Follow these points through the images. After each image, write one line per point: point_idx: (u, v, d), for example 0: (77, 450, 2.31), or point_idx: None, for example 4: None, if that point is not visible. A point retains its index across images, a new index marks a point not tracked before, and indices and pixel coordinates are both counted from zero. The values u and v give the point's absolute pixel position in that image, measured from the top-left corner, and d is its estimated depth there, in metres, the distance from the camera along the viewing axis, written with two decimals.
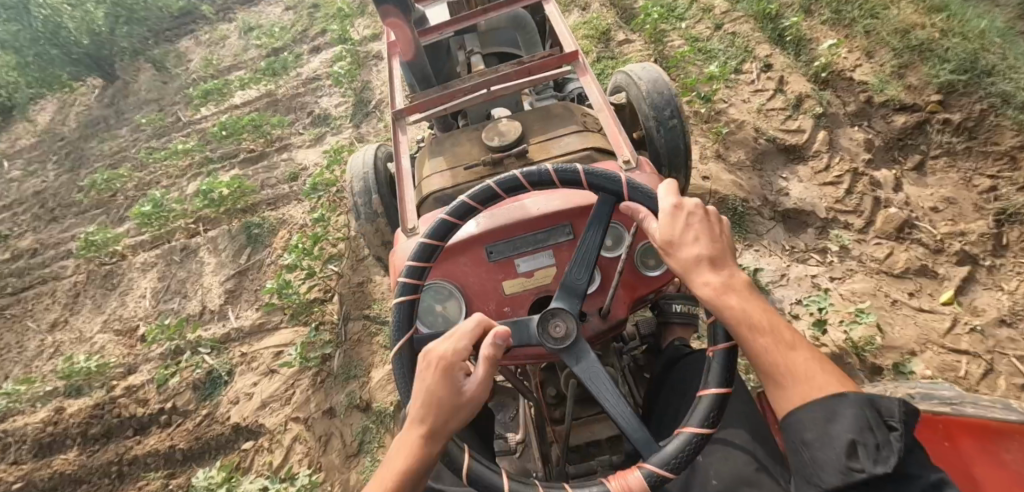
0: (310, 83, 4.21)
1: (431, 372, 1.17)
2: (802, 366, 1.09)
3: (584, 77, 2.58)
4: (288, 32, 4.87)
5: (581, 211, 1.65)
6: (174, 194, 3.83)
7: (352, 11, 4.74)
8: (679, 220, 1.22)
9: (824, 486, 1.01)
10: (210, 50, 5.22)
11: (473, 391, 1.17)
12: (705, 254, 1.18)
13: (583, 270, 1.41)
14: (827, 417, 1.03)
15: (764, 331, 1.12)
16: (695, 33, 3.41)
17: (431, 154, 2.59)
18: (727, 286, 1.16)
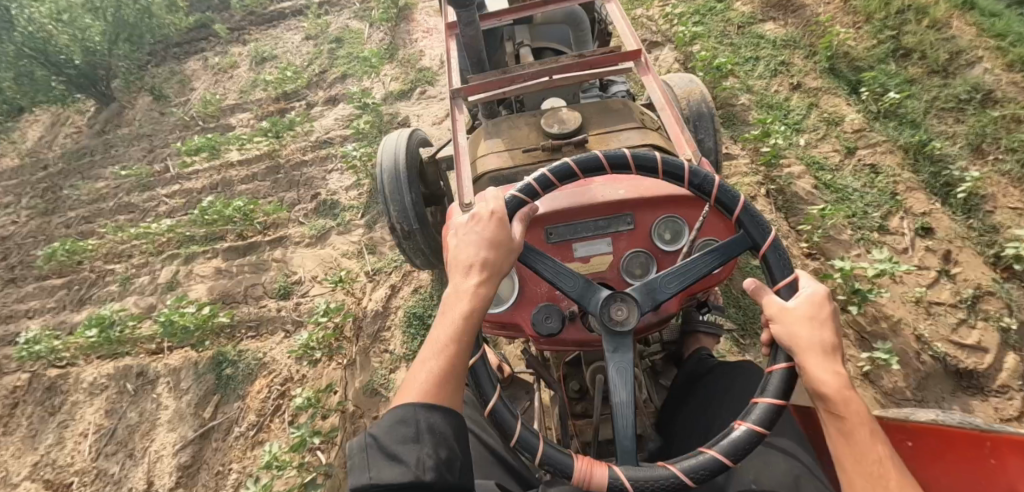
0: (320, 147, 3.49)
1: (484, 231, 1.31)
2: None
3: (649, 74, 2.47)
4: (304, 72, 4.19)
5: (648, 201, 1.58)
6: (143, 280, 3.17)
7: (380, 55, 4.03)
8: (824, 304, 1.21)
9: None
10: (216, 81, 4.56)
11: (509, 243, 1.32)
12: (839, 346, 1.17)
13: (675, 280, 1.35)
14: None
15: (879, 442, 1.08)
16: (816, 155, 2.58)
17: (484, 135, 2.45)
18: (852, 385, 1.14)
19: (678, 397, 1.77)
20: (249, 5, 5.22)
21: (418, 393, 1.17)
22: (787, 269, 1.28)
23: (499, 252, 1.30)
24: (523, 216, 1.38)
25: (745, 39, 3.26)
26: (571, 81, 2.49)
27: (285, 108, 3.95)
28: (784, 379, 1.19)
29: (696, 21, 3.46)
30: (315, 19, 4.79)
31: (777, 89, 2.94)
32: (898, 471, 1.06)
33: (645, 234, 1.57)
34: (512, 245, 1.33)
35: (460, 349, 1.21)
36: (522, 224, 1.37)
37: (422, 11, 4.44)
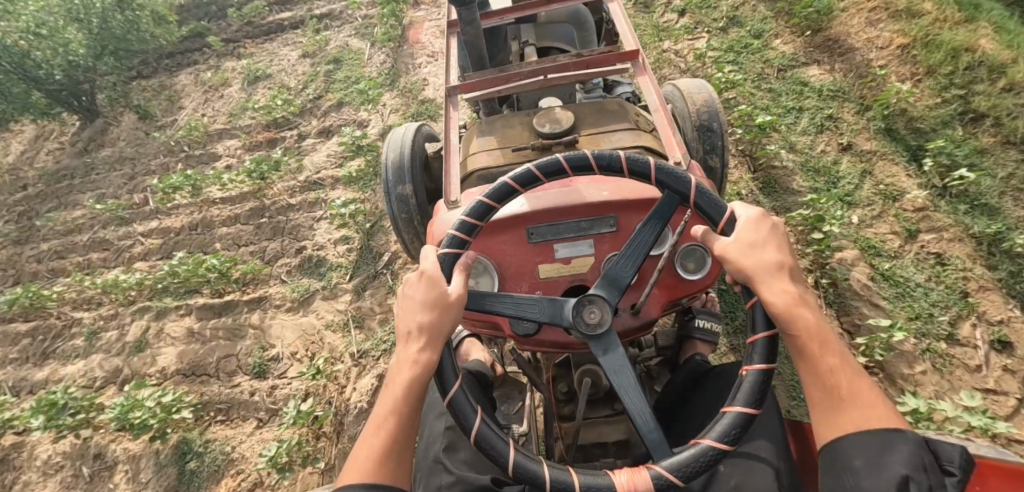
0: (308, 190, 3.15)
1: (421, 294, 1.31)
2: (867, 401, 1.12)
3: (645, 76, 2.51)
4: (298, 98, 3.87)
5: (629, 203, 1.60)
6: (111, 334, 2.89)
7: (380, 81, 3.72)
8: (762, 227, 1.29)
9: None
10: (205, 100, 4.26)
11: (450, 298, 1.32)
12: (786, 262, 1.25)
13: (633, 255, 1.40)
14: (886, 452, 1.05)
15: (832, 349, 1.17)
16: (872, 237, 2.24)
17: (481, 132, 2.59)
18: (804, 299, 1.21)
19: (676, 404, 1.66)
20: (248, 14, 4.96)
21: (363, 473, 1.17)
22: (721, 208, 1.33)
23: (437, 316, 1.30)
24: (464, 268, 1.38)
25: (785, 85, 2.91)
26: (566, 82, 2.56)
27: (276, 138, 3.62)
28: (759, 310, 1.24)
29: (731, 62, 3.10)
30: (314, 35, 4.51)
31: (824, 148, 2.59)
32: (850, 374, 1.15)
33: (626, 237, 1.60)
34: (450, 301, 1.31)
35: (400, 420, 1.23)
36: (460, 277, 1.36)
37: (428, 31, 4.12)
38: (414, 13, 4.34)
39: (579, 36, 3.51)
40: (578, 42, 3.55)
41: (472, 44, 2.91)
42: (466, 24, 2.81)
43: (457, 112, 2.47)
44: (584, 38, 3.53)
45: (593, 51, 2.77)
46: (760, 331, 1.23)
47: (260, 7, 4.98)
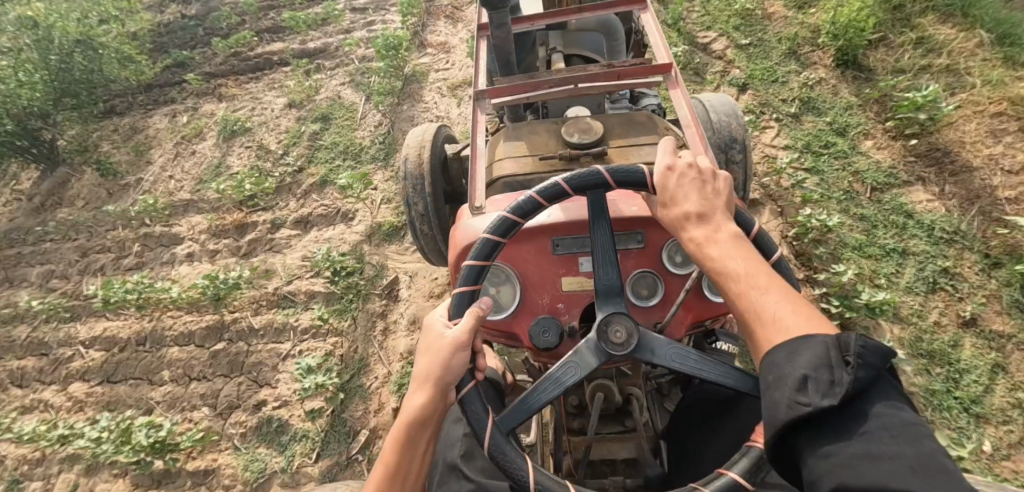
0: (276, 308, 2.57)
1: (428, 337, 1.26)
2: (779, 314, 1.00)
3: (679, 89, 2.23)
4: (275, 169, 3.22)
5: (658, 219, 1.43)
6: (35, 487, 2.38)
7: (373, 152, 3.14)
8: (671, 175, 1.22)
9: (774, 425, 0.88)
10: (175, 155, 3.69)
11: (452, 345, 1.21)
12: (697, 192, 1.20)
13: (607, 247, 1.27)
14: (786, 357, 0.92)
15: (740, 274, 1.08)
16: (1013, 480, 1.68)
17: (504, 137, 2.23)
18: (716, 238, 1.13)
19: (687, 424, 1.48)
20: (233, 45, 4.49)
21: None
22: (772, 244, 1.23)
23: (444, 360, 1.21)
24: (474, 310, 1.23)
25: (880, 210, 2.28)
26: (595, 90, 2.29)
27: (247, 220, 3.01)
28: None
29: (802, 181, 2.40)
30: (303, 79, 3.94)
31: (938, 320, 2.00)
32: (761, 292, 1.04)
33: (653, 254, 1.43)
34: (445, 344, 1.22)
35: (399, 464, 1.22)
36: (467, 322, 1.22)
37: (433, 84, 3.51)
38: (417, 58, 3.75)
39: (610, 45, 3.03)
40: (609, 51, 3.07)
41: (499, 48, 2.53)
42: (497, 26, 2.42)
43: (482, 113, 2.14)
44: (615, 48, 3.09)
45: (626, 60, 2.51)
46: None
47: (246, 38, 4.51)
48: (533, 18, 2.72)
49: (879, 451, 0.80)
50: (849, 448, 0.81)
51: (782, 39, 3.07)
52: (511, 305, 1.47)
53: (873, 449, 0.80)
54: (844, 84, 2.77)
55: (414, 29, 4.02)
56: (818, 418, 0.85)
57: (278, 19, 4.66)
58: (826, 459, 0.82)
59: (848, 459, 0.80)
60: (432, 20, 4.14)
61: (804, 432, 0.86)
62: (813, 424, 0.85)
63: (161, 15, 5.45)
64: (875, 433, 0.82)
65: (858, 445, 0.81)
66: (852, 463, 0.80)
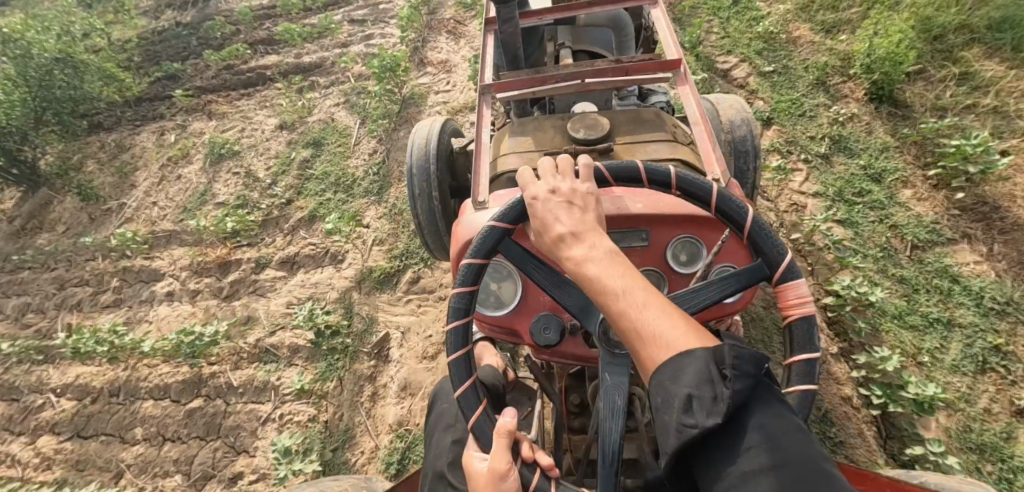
0: (257, 362, 2.37)
1: (474, 478, 1.20)
2: (660, 331, 0.99)
3: (688, 86, 2.18)
4: (262, 200, 3.02)
5: (663, 218, 1.44)
6: None
7: (366, 182, 2.91)
8: (541, 201, 1.21)
9: (670, 450, 0.92)
10: (160, 179, 3.49)
11: (493, 475, 1.17)
12: (564, 210, 1.19)
13: (545, 277, 1.27)
14: (672, 379, 0.93)
15: (620, 290, 1.05)
16: None
17: (510, 132, 2.23)
18: (589, 257, 1.11)
19: None
20: (226, 58, 4.33)
21: None
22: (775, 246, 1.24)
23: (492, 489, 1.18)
24: (501, 430, 1.20)
25: (921, 272, 2.07)
26: (601, 87, 2.22)
27: (231, 257, 2.80)
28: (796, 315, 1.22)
29: (838, 240, 2.16)
30: (296, 97, 3.73)
31: (988, 406, 1.79)
32: (639, 310, 1.02)
33: (656, 252, 1.46)
34: (491, 478, 1.17)
35: None
36: (500, 445, 1.19)
37: (432, 108, 3.29)
38: (416, 78, 3.53)
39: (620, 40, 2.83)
40: (619, 47, 2.86)
41: (506, 44, 2.47)
42: (503, 22, 2.36)
43: (486, 107, 2.10)
44: (623, 43, 2.85)
45: (634, 56, 2.44)
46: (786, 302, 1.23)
47: (238, 52, 4.33)
48: (542, 12, 2.54)
49: (760, 462, 0.86)
50: (735, 464, 0.87)
51: (809, 68, 2.85)
52: (513, 303, 1.50)
53: (755, 461, 0.87)
54: (879, 121, 2.54)
55: (414, 45, 3.83)
56: (705, 436, 0.89)
57: (274, 32, 4.47)
58: (718, 479, 0.88)
59: (739, 478, 0.86)
60: (433, 35, 3.93)
61: (696, 450, 0.91)
62: (702, 442, 0.90)
63: (155, 24, 5.27)
64: (756, 444, 0.88)
65: (739, 460, 0.87)
66: (740, 480, 0.85)
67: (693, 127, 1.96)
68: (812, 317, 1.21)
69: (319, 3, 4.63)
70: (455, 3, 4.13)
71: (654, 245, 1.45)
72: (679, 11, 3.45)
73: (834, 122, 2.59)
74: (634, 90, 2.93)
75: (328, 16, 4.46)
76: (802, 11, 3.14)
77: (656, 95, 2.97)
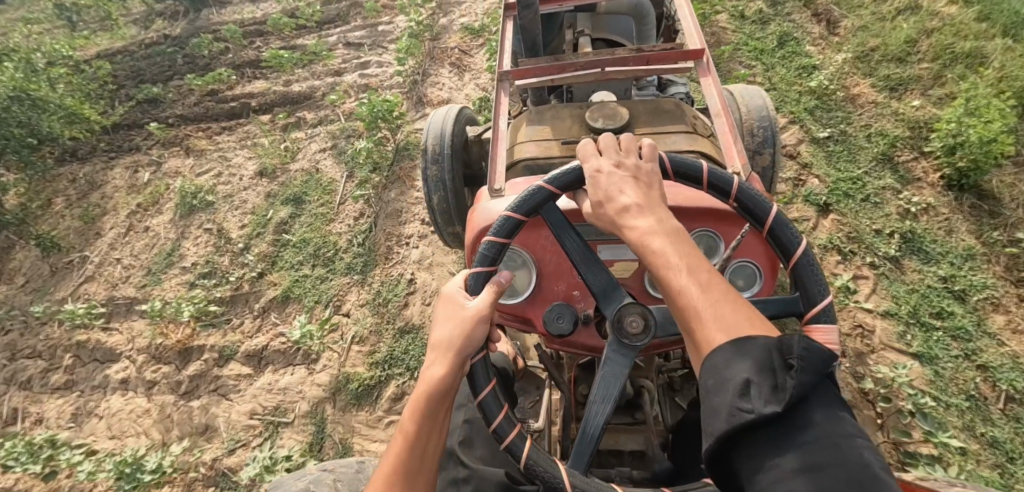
0: (212, 489, 2.03)
1: (456, 304, 1.17)
2: (722, 312, 0.89)
3: (707, 77, 2.11)
4: (232, 269, 2.66)
5: (683, 211, 1.35)
6: None
7: (348, 254, 2.52)
8: (604, 171, 1.10)
9: (714, 434, 0.81)
10: (127, 229, 3.14)
11: (475, 318, 1.13)
12: (625, 177, 1.08)
13: (577, 253, 1.21)
14: (728, 362, 0.83)
15: (683, 267, 0.94)
16: None
17: (526, 120, 2.13)
18: (653, 229, 0.99)
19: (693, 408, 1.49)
20: (208, 82, 3.96)
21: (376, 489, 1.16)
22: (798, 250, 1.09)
23: (466, 332, 1.13)
24: (495, 283, 1.17)
25: (1018, 434, 1.68)
26: (622, 75, 2.16)
27: (194, 341, 2.44)
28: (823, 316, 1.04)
29: (925, 404, 1.71)
30: (280, 136, 3.35)
31: None
32: (703, 289, 0.91)
33: None
34: (472, 314, 1.13)
35: (416, 443, 1.14)
36: (488, 294, 1.15)
37: None
38: (413, 121, 3.15)
39: (639, 30, 2.78)
40: (638, 35, 2.83)
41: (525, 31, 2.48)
42: (523, 7, 2.45)
43: (504, 94, 2.05)
44: (642, 32, 2.80)
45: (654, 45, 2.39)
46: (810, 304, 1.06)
47: (221, 76, 3.97)
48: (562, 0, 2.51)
49: (818, 462, 0.74)
50: (787, 459, 0.75)
51: (872, 136, 2.42)
52: (526, 291, 1.39)
53: (813, 460, 0.75)
54: (959, 216, 2.12)
55: (414, 77, 3.43)
56: (758, 427, 0.78)
57: (264, 55, 4.11)
58: (761, 468, 0.77)
59: (786, 473, 0.74)
60: (434, 65, 3.53)
61: (744, 441, 0.79)
62: (752, 433, 0.78)
63: (146, 35, 4.95)
64: (815, 444, 0.76)
65: (794, 457, 0.75)
66: (789, 476, 0.74)
67: (717, 121, 1.88)
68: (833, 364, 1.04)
69: (312, 22, 4.25)
70: (461, 29, 3.75)
71: None
72: (717, 54, 3.01)
73: (904, 216, 2.17)
74: (652, 80, 2.79)
75: (322, 38, 4.09)
76: (860, 61, 2.70)
77: (676, 85, 2.82)
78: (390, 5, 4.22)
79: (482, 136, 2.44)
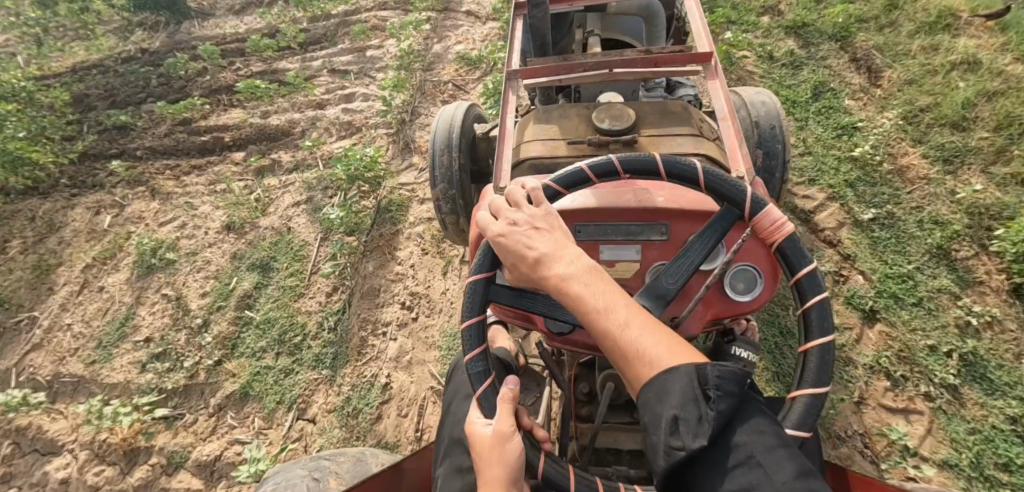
0: None
1: (478, 435, 1.08)
2: (643, 345, 0.91)
3: (719, 81, 1.87)
4: (187, 351, 2.34)
5: (687, 214, 1.26)
6: None
7: (318, 343, 2.21)
8: (504, 232, 1.07)
9: (657, 471, 0.87)
10: (81, 287, 2.84)
11: (498, 439, 1.06)
12: (523, 228, 1.05)
13: (540, 306, 1.18)
14: (657, 396, 0.87)
15: (602, 308, 0.95)
16: None
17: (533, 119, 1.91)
18: (566, 277, 0.98)
19: None
20: (180, 110, 3.62)
21: None
22: (734, 183, 1.15)
23: (500, 457, 1.05)
24: (503, 396, 1.08)
25: None
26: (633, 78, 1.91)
27: (141, 438, 2.14)
28: (807, 281, 1.09)
29: None
30: (252, 182, 3.02)
31: None
32: (621, 328, 0.93)
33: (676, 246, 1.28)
34: (499, 435, 1.06)
35: None
36: (503, 410, 1.07)
37: (412, 226, 2.48)
38: (398, 171, 2.78)
39: (650, 31, 2.39)
40: (647, 37, 2.42)
41: (534, 30, 2.26)
42: (532, 5, 2.16)
43: (509, 91, 1.87)
44: (653, 33, 2.40)
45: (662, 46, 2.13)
46: (792, 273, 1.12)
47: (193, 104, 3.62)
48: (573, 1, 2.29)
49: (748, 481, 0.82)
50: (724, 484, 0.82)
51: (924, 223, 2.08)
52: None
53: (747, 481, 0.82)
54: None
55: (401, 117, 3.06)
56: (694, 458, 0.84)
57: (241, 80, 3.76)
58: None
59: None
60: (425, 102, 3.18)
61: (686, 472, 0.85)
62: (691, 464, 0.84)
63: (124, 48, 4.61)
64: (745, 465, 0.83)
65: (728, 483, 0.82)
66: None
67: (721, 122, 1.72)
68: (797, 234, 1.12)
69: (295, 43, 3.89)
70: (456, 59, 3.41)
71: (672, 239, 1.28)
72: None
73: (964, 331, 1.85)
74: (659, 80, 2.46)
75: (306, 62, 3.74)
76: (908, 123, 2.37)
77: (684, 86, 2.50)
78: (380, 26, 3.86)
79: (490, 133, 2.25)
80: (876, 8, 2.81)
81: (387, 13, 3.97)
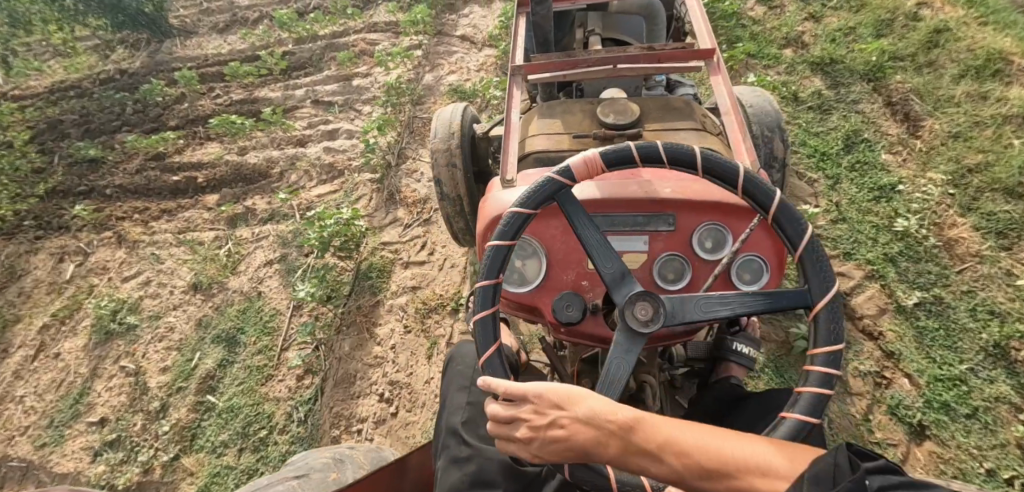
0: None
1: None
2: (745, 481, 0.87)
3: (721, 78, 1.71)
4: (144, 439, 2.10)
5: (692, 205, 1.18)
6: None
7: (285, 439, 1.96)
8: (534, 448, 0.96)
9: None
10: (37, 351, 2.59)
11: None
12: (543, 429, 0.95)
13: None
14: None
15: (679, 468, 0.90)
16: None
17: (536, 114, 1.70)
18: (626, 458, 0.92)
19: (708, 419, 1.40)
20: (152, 144, 3.35)
21: None
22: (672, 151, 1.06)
23: None
24: None
25: None
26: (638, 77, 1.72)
27: None
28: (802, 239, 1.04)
29: None
30: (223, 232, 2.75)
31: None
32: (711, 477, 0.89)
33: (682, 238, 1.20)
34: None
35: None
36: None
37: (394, 297, 2.23)
38: (380, 228, 2.52)
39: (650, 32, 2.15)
40: (647, 36, 2.19)
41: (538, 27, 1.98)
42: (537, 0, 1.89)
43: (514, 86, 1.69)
44: (653, 33, 2.16)
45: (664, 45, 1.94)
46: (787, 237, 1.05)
47: (166, 137, 3.35)
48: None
49: None
50: None
51: (977, 312, 1.81)
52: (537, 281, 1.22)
53: None
54: None
55: (386, 160, 2.79)
56: None
57: (219, 110, 3.49)
58: None
59: None
60: (414, 143, 2.91)
61: None
62: None
63: (103, 67, 4.33)
64: None
65: None
66: None
67: (724, 117, 1.58)
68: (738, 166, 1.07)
69: (277, 69, 3.61)
70: (448, 91, 3.14)
71: (678, 229, 1.19)
72: None
73: None
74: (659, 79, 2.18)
75: (288, 90, 3.47)
76: (955, 185, 2.09)
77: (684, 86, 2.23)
78: (368, 51, 3.60)
79: (491, 133, 2.12)
80: (913, 43, 2.51)
81: (377, 35, 3.70)
